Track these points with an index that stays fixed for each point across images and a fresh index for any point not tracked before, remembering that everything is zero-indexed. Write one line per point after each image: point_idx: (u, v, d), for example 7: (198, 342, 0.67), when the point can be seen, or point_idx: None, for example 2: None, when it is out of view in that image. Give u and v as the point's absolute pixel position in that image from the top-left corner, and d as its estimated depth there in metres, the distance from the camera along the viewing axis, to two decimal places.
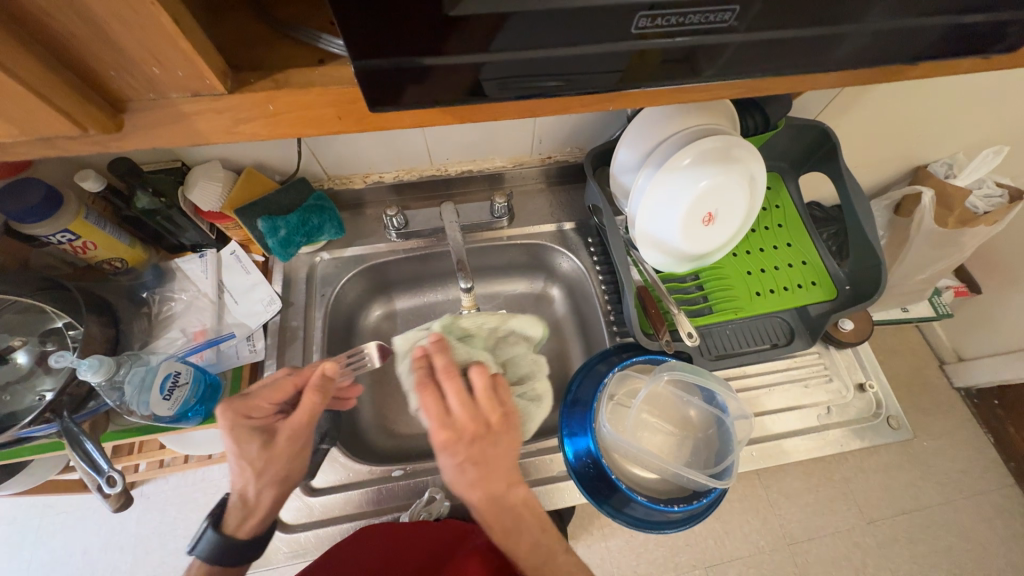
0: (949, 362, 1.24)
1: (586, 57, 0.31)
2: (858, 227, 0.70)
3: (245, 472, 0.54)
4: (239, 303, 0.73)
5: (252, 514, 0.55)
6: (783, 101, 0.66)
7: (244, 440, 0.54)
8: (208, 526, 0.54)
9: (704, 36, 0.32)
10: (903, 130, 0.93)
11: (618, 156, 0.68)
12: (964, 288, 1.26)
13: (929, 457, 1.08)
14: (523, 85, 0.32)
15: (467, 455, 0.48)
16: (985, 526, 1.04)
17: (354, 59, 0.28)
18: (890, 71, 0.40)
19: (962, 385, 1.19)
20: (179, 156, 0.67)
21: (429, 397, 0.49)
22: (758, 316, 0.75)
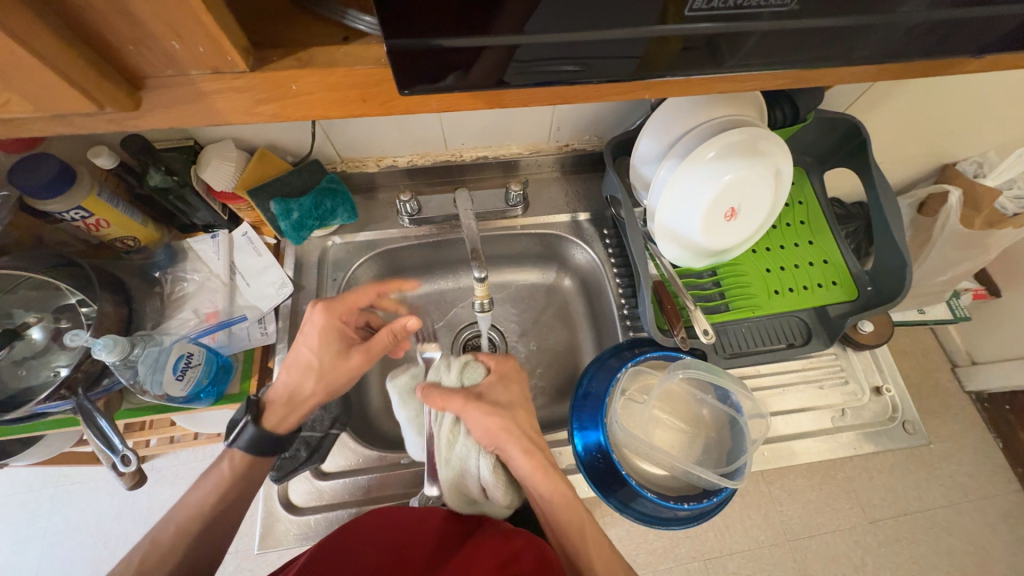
0: (962, 365, 1.22)
1: (623, 44, 0.30)
2: (884, 226, 0.68)
3: (308, 369, 0.59)
4: (251, 285, 0.72)
5: (293, 410, 0.59)
6: (816, 93, 0.63)
7: (328, 339, 0.59)
8: (250, 420, 0.57)
9: (755, 21, 0.30)
10: (935, 125, 0.89)
11: (639, 146, 0.66)
12: (984, 291, 1.22)
13: (937, 460, 1.07)
14: (556, 71, 0.31)
15: (506, 384, 0.65)
16: (988, 530, 1.03)
17: (384, 37, 0.27)
18: (948, 64, 0.38)
19: (974, 389, 1.17)
20: (192, 135, 0.66)
21: (488, 355, 0.68)
22: (775, 315, 0.73)
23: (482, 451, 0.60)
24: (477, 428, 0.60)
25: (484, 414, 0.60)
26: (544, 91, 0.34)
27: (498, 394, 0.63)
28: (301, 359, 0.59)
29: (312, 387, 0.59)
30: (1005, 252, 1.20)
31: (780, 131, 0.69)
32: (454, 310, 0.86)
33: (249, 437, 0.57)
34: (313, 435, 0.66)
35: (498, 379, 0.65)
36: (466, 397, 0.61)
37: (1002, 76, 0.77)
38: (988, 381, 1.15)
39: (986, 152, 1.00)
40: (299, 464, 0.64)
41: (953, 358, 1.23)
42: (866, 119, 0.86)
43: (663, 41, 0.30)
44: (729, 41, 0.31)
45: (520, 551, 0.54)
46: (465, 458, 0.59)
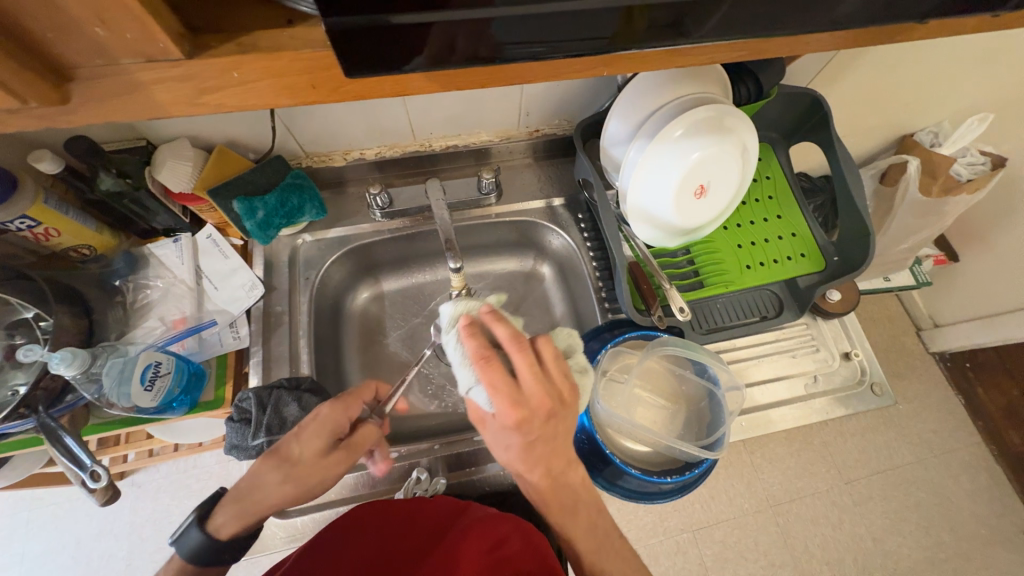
0: (926, 328, 1.28)
1: (581, 20, 0.30)
2: (847, 197, 0.70)
3: (282, 462, 0.52)
4: (219, 289, 0.70)
5: (243, 510, 0.52)
6: (777, 67, 0.64)
7: (320, 433, 0.53)
8: (194, 523, 0.51)
9: None
10: (892, 97, 0.92)
11: (608, 128, 0.66)
12: (943, 256, 1.28)
13: (903, 419, 1.13)
14: (517, 50, 0.30)
15: (541, 432, 0.46)
16: (952, 482, 1.10)
17: (325, 15, 0.26)
18: (896, 31, 0.39)
19: (937, 349, 1.24)
20: (144, 135, 0.63)
21: (522, 382, 0.44)
22: (748, 289, 0.75)
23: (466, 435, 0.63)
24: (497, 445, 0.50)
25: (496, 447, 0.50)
26: (505, 72, 0.34)
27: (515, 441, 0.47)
28: (283, 448, 0.53)
29: (278, 488, 0.51)
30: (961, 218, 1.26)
31: (745, 108, 0.70)
32: (437, 302, 0.85)
33: (194, 542, 0.51)
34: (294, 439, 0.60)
35: (516, 427, 0.45)
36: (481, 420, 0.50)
37: (954, 46, 0.80)
38: (949, 342, 1.22)
39: (941, 123, 1.05)
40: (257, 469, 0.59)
41: (917, 322, 1.29)
42: (828, 94, 0.89)
43: (616, 15, 0.30)
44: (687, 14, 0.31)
45: (507, 535, 0.54)
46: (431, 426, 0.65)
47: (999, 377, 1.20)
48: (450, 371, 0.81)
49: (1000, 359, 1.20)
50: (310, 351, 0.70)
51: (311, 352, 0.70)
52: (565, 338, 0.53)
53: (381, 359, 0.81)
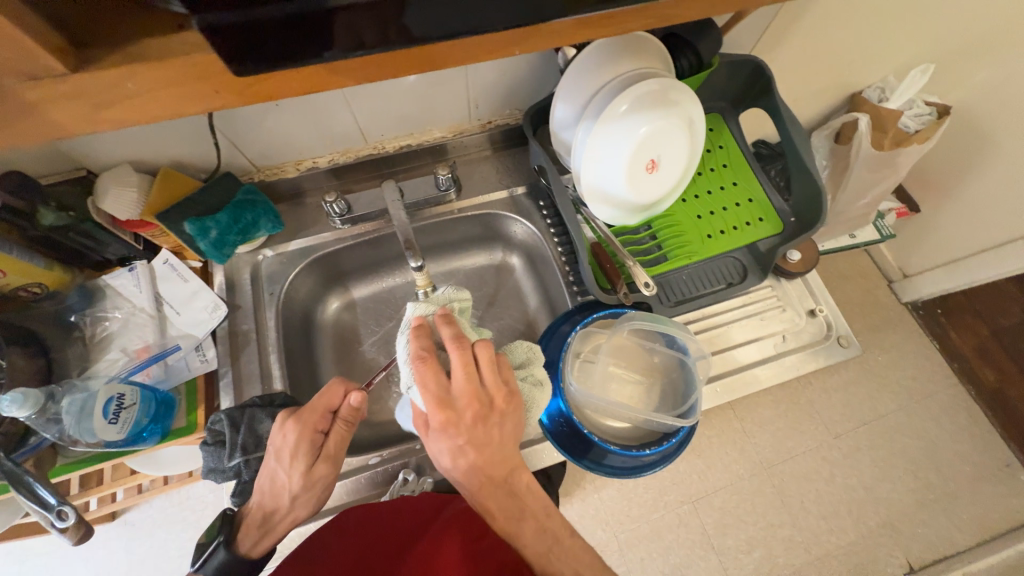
0: (897, 281, 1.33)
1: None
2: (797, 159, 0.72)
3: (282, 489, 0.55)
4: (181, 313, 0.69)
5: (268, 532, 0.56)
6: (713, 37, 0.66)
7: (299, 454, 0.55)
8: (221, 544, 0.54)
9: None
10: (836, 56, 0.94)
11: (556, 113, 0.66)
12: (904, 209, 1.32)
13: (882, 370, 1.18)
14: (420, 26, 0.30)
15: (469, 437, 0.48)
16: (935, 425, 1.14)
17: (191, 13, 0.25)
18: None
19: (909, 300, 1.29)
20: (82, 164, 0.61)
21: (456, 379, 0.48)
22: (711, 258, 0.77)
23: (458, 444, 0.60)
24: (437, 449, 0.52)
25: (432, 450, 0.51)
26: (416, 59, 0.33)
27: (444, 445, 0.49)
28: (275, 477, 0.55)
29: (292, 506, 0.55)
30: (918, 169, 1.30)
31: (689, 81, 0.71)
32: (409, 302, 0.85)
33: (218, 564, 0.53)
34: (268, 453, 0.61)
35: (442, 423, 0.48)
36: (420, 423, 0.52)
37: (887, 2, 0.82)
38: (918, 291, 1.27)
39: (886, 77, 1.07)
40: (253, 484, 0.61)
41: (888, 275, 1.35)
42: (774, 58, 0.90)
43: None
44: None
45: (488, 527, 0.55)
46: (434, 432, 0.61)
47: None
48: None
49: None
50: (283, 366, 0.69)
51: (285, 366, 0.69)
52: (523, 351, 0.58)
53: (358, 366, 0.80)
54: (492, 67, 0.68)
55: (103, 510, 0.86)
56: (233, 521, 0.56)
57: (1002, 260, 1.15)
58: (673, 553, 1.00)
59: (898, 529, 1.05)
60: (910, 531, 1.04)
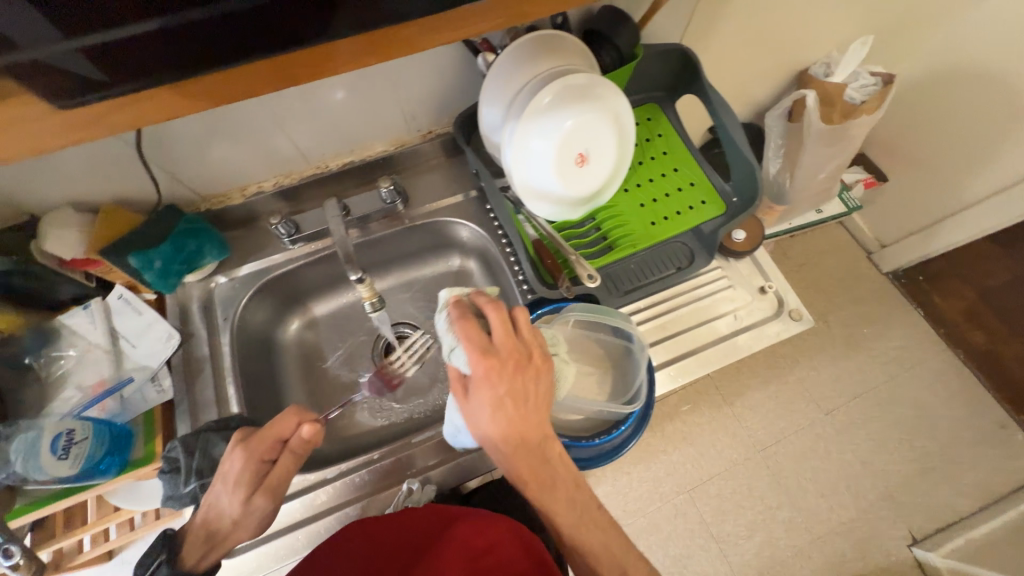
0: (875, 252, 1.37)
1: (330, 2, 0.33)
2: (730, 140, 0.74)
3: (219, 514, 0.55)
4: (137, 346, 0.69)
5: (213, 547, 0.55)
6: (629, 30, 0.67)
7: (242, 479, 0.55)
8: (164, 561, 0.53)
9: None
10: (774, 35, 0.96)
11: (484, 116, 0.68)
12: (872, 179, 1.33)
13: (868, 342, 1.20)
14: None
15: (509, 387, 0.50)
16: (924, 391, 1.16)
17: None
18: None
19: (889, 269, 1.33)
20: (28, 210, 0.64)
21: (500, 336, 0.50)
22: (658, 245, 0.77)
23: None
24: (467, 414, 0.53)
25: (470, 414, 0.52)
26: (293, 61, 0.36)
27: (482, 401, 0.50)
28: (215, 501, 0.56)
29: (233, 529, 0.56)
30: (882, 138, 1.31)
31: (614, 75, 0.72)
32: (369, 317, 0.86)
33: None
34: None
35: (484, 376, 0.49)
36: (458, 387, 0.52)
37: None
38: (897, 259, 1.31)
39: (830, 53, 1.08)
40: None
41: (866, 246, 1.39)
42: (710, 43, 0.90)
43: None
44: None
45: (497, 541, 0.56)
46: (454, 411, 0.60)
47: (954, 284, 1.26)
48: None
49: (948, 266, 1.26)
50: (238, 389, 0.69)
51: (241, 389, 0.70)
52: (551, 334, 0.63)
53: (322, 384, 0.81)
54: (418, 78, 0.70)
55: (93, 554, 0.84)
56: (175, 539, 0.55)
57: (971, 222, 1.16)
58: (673, 544, 1.00)
59: (899, 500, 1.04)
60: (911, 501, 1.04)
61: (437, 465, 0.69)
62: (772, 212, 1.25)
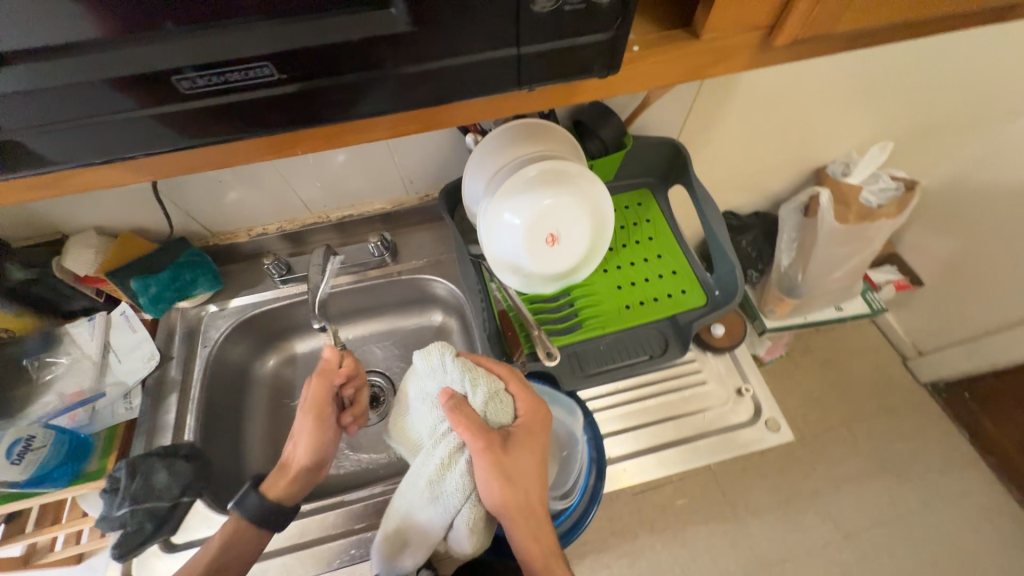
0: (911, 358, 1.26)
1: (228, 117, 0.33)
2: (713, 235, 0.74)
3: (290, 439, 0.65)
4: (122, 362, 0.74)
5: (284, 474, 0.63)
6: (612, 124, 0.72)
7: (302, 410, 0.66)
8: (252, 490, 0.60)
9: (263, 90, 0.31)
10: (784, 133, 0.96)
11: (467, 189, 0.72)
12: (903, 280, 1.26)
13: (902, 461, 1.07)
14: (176, 135, 0.33)
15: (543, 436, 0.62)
16: (969, 529, 1.01)
17: None
18: (570, 91, 0.38)
19: (927, 379, 1.21)
20: (59, 230, 0.72)
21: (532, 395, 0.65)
22: (630, 329, 0.75)
23: (469, 503, 0.56)
24: (498, 468, 0.56)
25: (497, 473, 0.56)
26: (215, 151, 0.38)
27: (525, 447, 0.59)
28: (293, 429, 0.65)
29: (299, 454, 0.64)
30: (915, 241, 1.25)
31: (600, 162, 0.75)
32: None
33: (254, 506, 0.59)
34: (159, 505, 0.62)
35: (532, 419, 0.61)
36: (488, 447, 0.56)
37: (817, 86, 0.86)
38: (937, 370, 1.19)
39: (849, 152, 1.06)
40: (145, 537, 0.61)
41: (901, 351, 1.28)
42: (713, 135, 0.92)
43: (213, 109, 0.32)
44: (319, 108, 0.34)
45: None
46: (445, 496, 0.56)
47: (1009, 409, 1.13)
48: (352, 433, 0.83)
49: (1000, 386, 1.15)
50: (196, 417, 0.72)
51: (199, 418, 0.72)
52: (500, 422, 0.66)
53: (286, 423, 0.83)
54: (414, 149, 0.76)
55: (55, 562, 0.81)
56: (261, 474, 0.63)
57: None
58: None
59: None
60: None
61: (365, 530, 0.67)
62: (783, 304, 1.19)
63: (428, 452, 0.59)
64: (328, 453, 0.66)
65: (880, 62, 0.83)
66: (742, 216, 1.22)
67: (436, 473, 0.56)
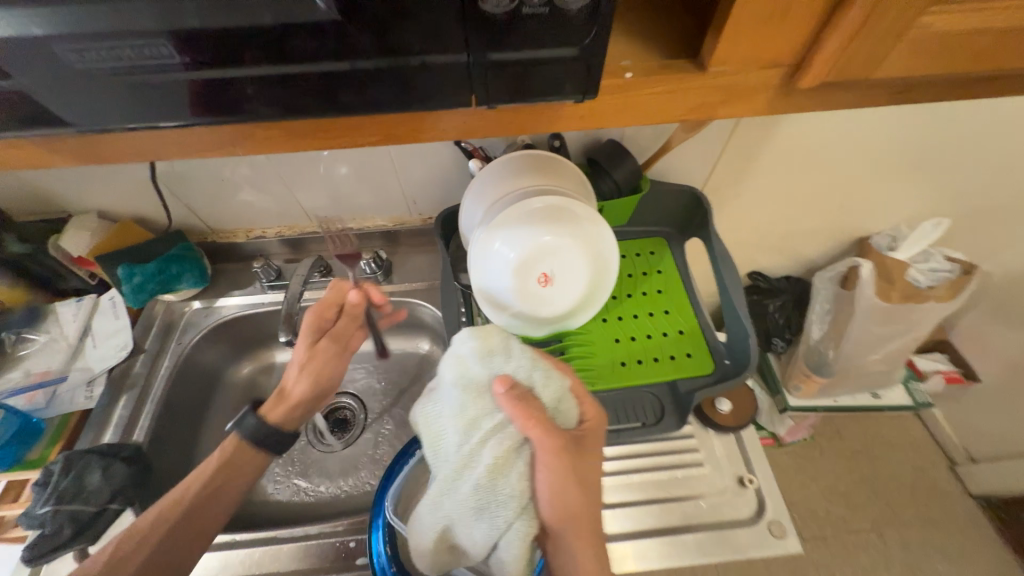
0: (963, 464, 1.10)
1: (125, 101, 0.29)
2: (728, 298, 0.66)
3: (296, 365, 0.64)
4: (96, 347, 0.72)
5: (284, 401, 0.62)
6: (627, 166, 0.67)
7: (310, 336, 0.64)
8: (251, 411, 0.60)
9: (168, 73, 0.28)
10: (823, 196, 0.89)
11: (465, 215, 0.68)
12: (955, 373, 1.14)
13: None
14: (90, 117, 0.30)
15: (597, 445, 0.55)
16: None
17: None
18: (555, 117, 0.33)
19: (981, 493, 1.05)
20: (65, 209, 0.73)
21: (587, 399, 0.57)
22: (622, 390, 0.68)
23: (523, 513, 0.47)
24: (562, 475, 0.48)
25: (565, 476, 0.48)
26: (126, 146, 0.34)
27: (587, 455, 0.51)
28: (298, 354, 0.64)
29: (305, 383, 0.63)
30: (974, 330, 1.10)
31: (611, 205, 0.70)
32: None
33: (250, 427, 0.59)
34: (84, 510, 0.58)
35: (592, 425, 0.54)
36: (563, 447, 0.48)
37: (862, 150, 0.79)
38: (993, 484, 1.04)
39: (897, 225, 0.97)
40: (61, 542, 0.57)
41: (950, 454, 1.12)
42: (742, 188, 0.86)
43: (126, 92, 0.29)
44: (226, 103, 0.30)
45: None
46: (496, 504, 0.46)
47: None
48: (314, 457, 0.78)
49: None
50: (150, 417, 0.69)
51: (152, 419, 0.69)
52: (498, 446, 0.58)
53: None
54: (419, 169, 0.74)
55: None
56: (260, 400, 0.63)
57: None
58: None
59: None
60: None
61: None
62: (810, 383, 1.07)
63: (472, 450, 0.47)
64: (335, 381, 0.67)
65: (931, 130, 0.76)
66: (772, 278, 1.12)
67: (485, 478, 0.45)
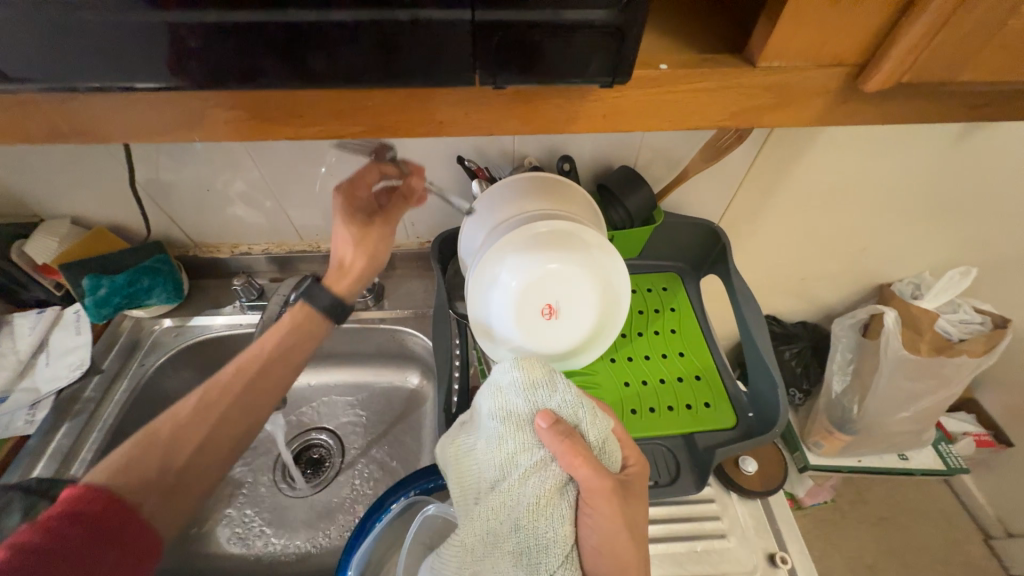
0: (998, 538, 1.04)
1: (71, 53, 0.26)
2: (752, 342, 0.60)
3: (345, 241, 0.58)
4: (49, 365, 0.66)
5: (346, 273, 0.58)
6: (641, 194, 0.62)
7: (350, 215, 0.57)
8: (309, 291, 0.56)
9: (74, 14, 0.24)
10: (842, 238, 0.84)
11: (465, 239, 0.62)
12: (986, 437, 1.03)
13: None
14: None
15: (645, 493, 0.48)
16: None
17: None
18: (570, 118, 0.29)
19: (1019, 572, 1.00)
20: (38, 213, 0.69)
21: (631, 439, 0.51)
22: (632, 441, 0.60)
23: (568, 563, 0.41)
24: (613, 523, 0.42)
25: (617, 525, 0.42)
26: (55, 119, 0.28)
27: (637, 504, 0.45)
28: (342, 235, 0.58)
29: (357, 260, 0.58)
30: (1002, 389, 1.01)
31: (622, 235, 0.65)
32: (305, 409, 0.78)
33: (327, 302, 0.55)
34: None
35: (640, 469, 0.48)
36: (616, 492, 0.42)
37: (886, 191, 0.74)
38: None
39: (920, 273, 0.91)
40: None
41: (983, 526, 1.06)
42: (759, 225, 0.81)
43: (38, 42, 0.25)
44: (182, 55, 0.25)
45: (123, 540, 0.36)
46: (538, 551, 0.41)
47: None
48: (281, 502, 0.70)
49: None
50: (95, 447, 0.62)
51: (97, 451, 0.62)
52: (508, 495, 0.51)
53: None
54: None
55: None
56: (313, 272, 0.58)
57: None
58: None
59: None
60: None
61: None
62: (832, 440, 0.99)
63: (512, 488, 0.43)
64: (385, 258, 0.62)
65: (960, 175, 0.72)
66: (788, 324, 1.05)
67: (526, 519, 0.41)
